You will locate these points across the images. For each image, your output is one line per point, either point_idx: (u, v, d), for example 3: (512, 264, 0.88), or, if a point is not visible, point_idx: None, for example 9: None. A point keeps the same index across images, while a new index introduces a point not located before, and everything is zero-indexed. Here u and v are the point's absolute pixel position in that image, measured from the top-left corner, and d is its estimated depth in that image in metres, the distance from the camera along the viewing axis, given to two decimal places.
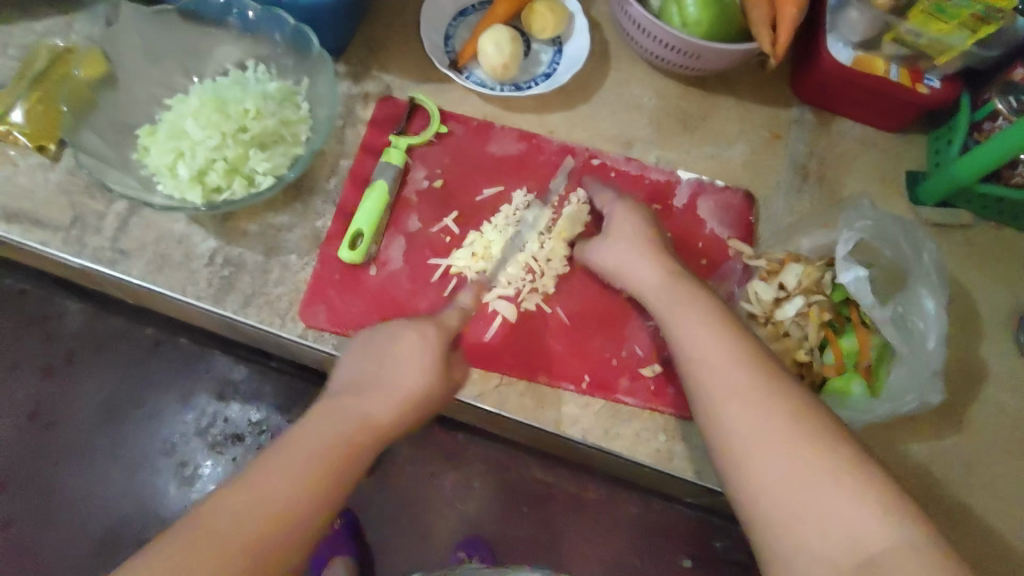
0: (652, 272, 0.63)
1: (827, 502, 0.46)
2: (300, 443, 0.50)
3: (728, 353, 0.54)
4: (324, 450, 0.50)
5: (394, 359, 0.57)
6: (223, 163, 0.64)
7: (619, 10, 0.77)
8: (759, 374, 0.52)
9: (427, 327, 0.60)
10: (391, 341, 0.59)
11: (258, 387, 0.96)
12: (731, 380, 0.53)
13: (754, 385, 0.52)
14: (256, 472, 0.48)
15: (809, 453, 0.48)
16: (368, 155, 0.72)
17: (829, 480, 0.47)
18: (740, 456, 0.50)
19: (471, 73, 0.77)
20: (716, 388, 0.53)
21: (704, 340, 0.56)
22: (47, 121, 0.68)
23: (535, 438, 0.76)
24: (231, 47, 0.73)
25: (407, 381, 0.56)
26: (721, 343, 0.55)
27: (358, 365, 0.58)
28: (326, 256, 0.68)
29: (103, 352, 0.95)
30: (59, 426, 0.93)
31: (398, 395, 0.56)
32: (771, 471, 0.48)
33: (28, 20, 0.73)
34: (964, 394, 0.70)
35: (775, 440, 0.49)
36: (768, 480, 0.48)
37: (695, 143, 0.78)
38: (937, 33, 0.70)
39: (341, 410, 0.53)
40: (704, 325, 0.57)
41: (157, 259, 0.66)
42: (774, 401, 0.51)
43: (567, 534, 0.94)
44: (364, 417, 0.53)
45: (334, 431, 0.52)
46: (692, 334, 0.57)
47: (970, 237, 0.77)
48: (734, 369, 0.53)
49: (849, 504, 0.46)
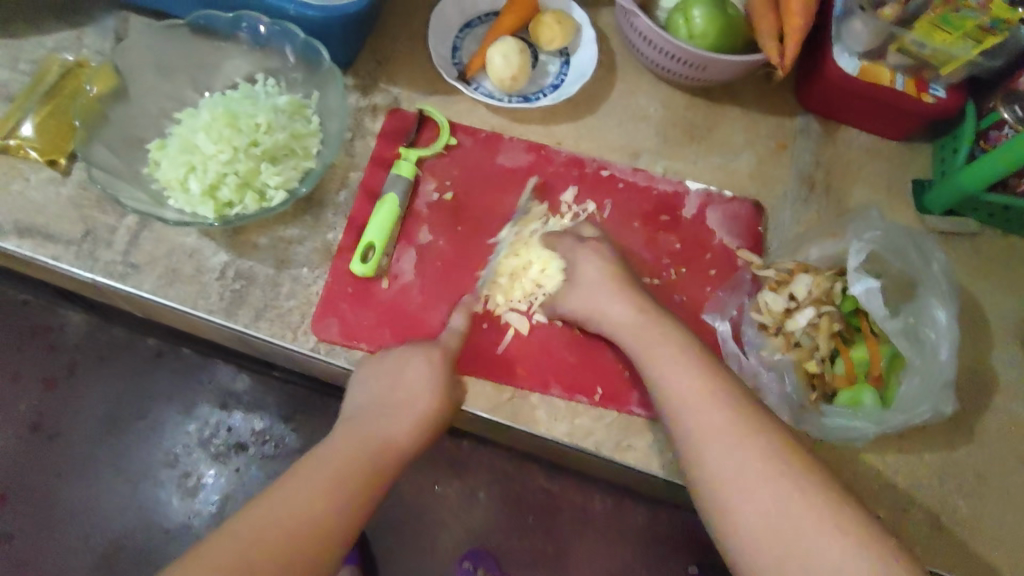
0: (623, 308, 0.64)
1: (809, 542, 0.49)
2: (331, 463, 0.55)
3: (705, 394, 0.57)
4: (350, 469, 0.55)
5: (407, 382, 0.62)
6: (235, 178, 0.64)
7: (625, 22, 0.77)
8: (736, 414, 0.55)
9: (425, 352, 0.64)
10: (400, 364, 0.63)
11: (261, 396, 0.95)
12: (709, 421, 0.55)
13: (733, 426, 0.54)
14: (283, 493, 0.53)
15: (790, 494, 0.51)
16: (379, 167, 0.72)
17: (810, 520, 0.50)
18: (725, 497, 0.52)
19: (479, 85, 0.77)
20: (696, 428, 0.55)
21: (683, 379, 0.58)
22: (58, 136, 0.68)
23: (543, 449, 0.75)
24: (241, 60, 0.74)
25: (422, 403, 0.61)
26: (698, 384, 0.57)
27: (375, 388, 0.62)
28: (338, 269, 0.68)
29: (105, 363, 0.95)
30: (60, 438, 0.92)
31: (416, 414, 0.61)
32: (756, 511, 0.51)
33: (37, 34, 0.73)
34: (974, 404, 0.71)
35: (758, 480, 0.52)
36: (751, 521, 0.51)
37: (702, 154, 0.78)
38: (942, 44, 0.71)
39: (361, 431, 0.59)
40: (679, 363, 0.59)
41: (168, 273, 0.66)
42: (752, 441, 0.53)
43: (573, 545, 0.93)
44: (385, 439, 0.59)
45: (358, 450, 0.57)
46: (670, 372, 0.59)
47: (978, 246, 0.78)
48: (709, 410, 0.56)
49: (829, 544, 0.49)
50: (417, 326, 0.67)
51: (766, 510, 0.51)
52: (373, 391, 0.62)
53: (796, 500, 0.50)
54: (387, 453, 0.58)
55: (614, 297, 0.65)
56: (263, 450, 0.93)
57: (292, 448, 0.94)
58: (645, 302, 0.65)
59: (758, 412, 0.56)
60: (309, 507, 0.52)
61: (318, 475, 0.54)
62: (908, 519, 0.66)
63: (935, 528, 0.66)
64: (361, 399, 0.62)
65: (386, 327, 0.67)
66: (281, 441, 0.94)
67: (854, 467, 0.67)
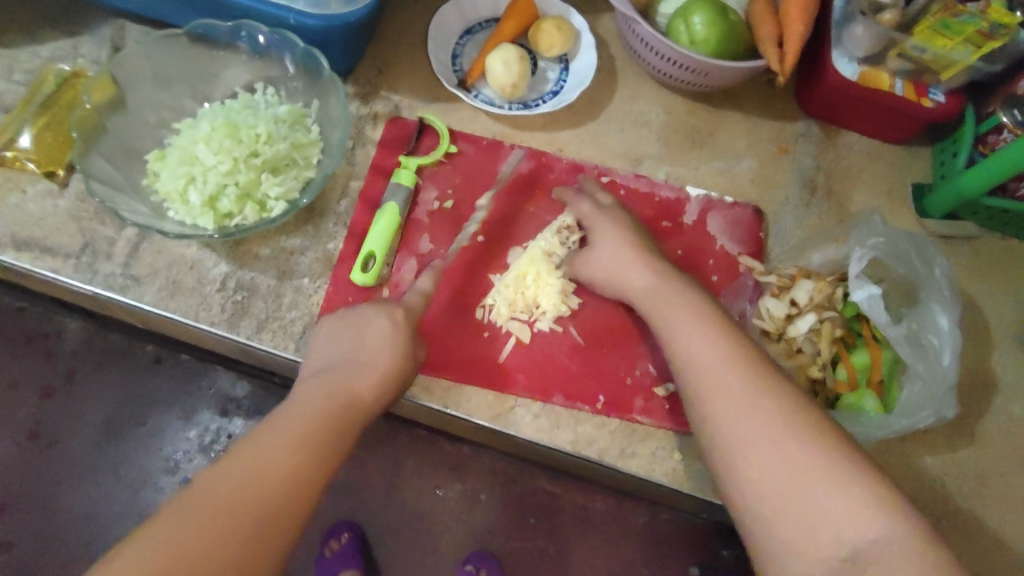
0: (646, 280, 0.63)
1: (818, 502, 0.46)
2: (297, 422, 0.50)
3: (721, 358, 0.54)
4: (317, 428, 0.50)
5: (378, 342, 0.58)
6: (234, 189, 0.64)
7: (625, 28, 0.77)
8: (753, 377, 0.52)
9: (395, 309, 0.60)
10: (361, 326, 0.59)
11: (260, 401, 0.94)
12: (717, 378, 0.53)
13: (748, 389, 0.52)
14: (243, 449, 0.48)
15: (800, 454, 0.48)
16: (379, 176, 0.72)
17: (819, 479, 0.47)
18: (729, 458, 0.51)
19: (479, 92, 0.77)
20: (705, 382, 0.54)
21: (703, 345, 0.55)
22: (56, 148, 0.68)
23: (546, 457, 0.76)
24: (240, 69, 0.73)
25: (387, 358, 0.57)
26: (705, 337, 0.56)
27: (341, 349, 0.58)
28: (339, 279, 0.68)
29: (103, 369, 0.94)
30: (58, 446, 0.91)
31: (381, 370, 0.56)
32: (759, 466, 0.49)
33: (33, 45, 0.72)
34: (976, 406, 0.71)
35: (763, 435, 0.50)
36: (756, 482, 0.49)
37: (703, 159, 0.78)
38: (941, 49, 0.71)
39: (325, 385, 0.54)
40: (694, 329, 0.57)
41: (169, 285, 0.66)
42: (765, 402, 0.51)
43: (576, 545, 0.92)
44: (349, 395, 0.54)
45: (326, 403, 0.52)
46: (686, 338, 0.57)
47: (977, 249, 0.78)
48: (728, 372, 0.53)
49: (838, 503, 0.46)
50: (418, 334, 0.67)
51: (773, 471, 0.48)
52: (337, 351, 0.58)
53: (806, 459, 0.48)
54: (351, 409, 0.53)
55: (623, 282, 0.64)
56: None
57: None
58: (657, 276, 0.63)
59: (772, 379, 0.53)
60: (278, 468, 0.47)
61: (285, 433, 0.49)
62: None
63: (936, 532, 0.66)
64: (324, 358, 0.58)
65: None
66: None
67: None
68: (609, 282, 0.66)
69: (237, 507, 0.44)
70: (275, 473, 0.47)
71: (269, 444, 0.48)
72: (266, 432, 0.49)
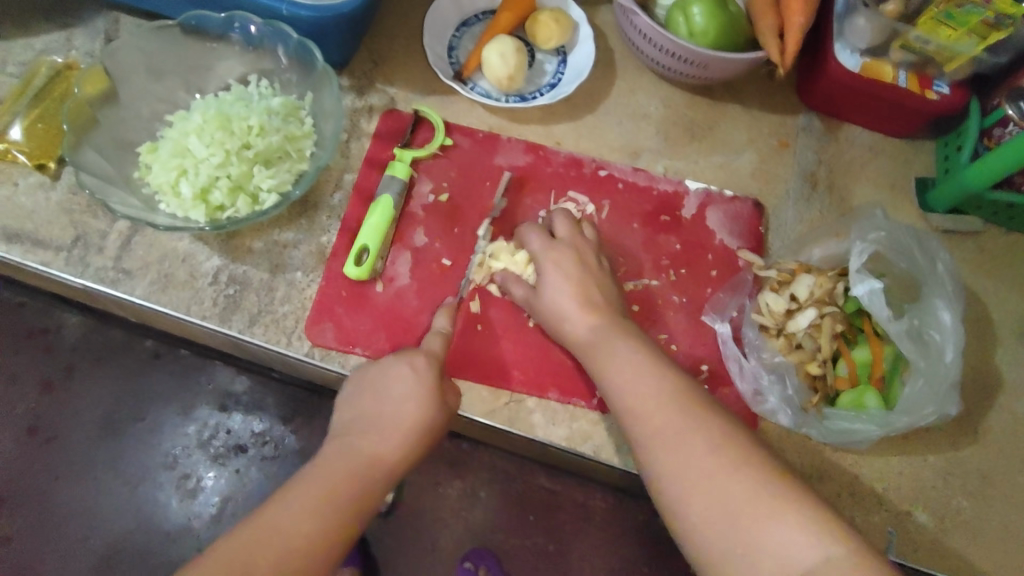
0: None
1: (756, 530, 0.47)
2: (320, 480, 0.52)
3: (653, 400, 0.54)
4: (336, 490, 0.52)
5: (392, 389, 0.58)
6: (227, 181, 0.64)
7: (623, 20, 0.76)
8: (679, 410, 0.53)
9: (417, 358, 0.60)
10: (383, 375, 0.59)
11: (260, 397, 0.90)
12: (659, 416, 0.53)
13: (682, 414, 0.53)
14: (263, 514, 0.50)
15: (735, 482, 0.49)
16: (374, 169, 0.71)
17: (751, 504, 0.48)
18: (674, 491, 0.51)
19: (475, 84, 0.76)
20: (648, 418, 0.54)
21: (637, 382, 0.56)
22: (47, 139, 0.68)
23: (538, 451, 0.75)
24: (234, 61, 0.73)
25: (411, 411, 0.57)
26: (642, 374, 0.56)
27: (363, 403, 0.58)
28: (332, 272, 0.67)
29: (103, 365, 0.90)
30: (58, 441, 0.88)
31: (405, 430, 0.57)
32: (703, 500, 0.49)
33: (26, 37, 0.72)
34: (980, 404, 0.70)
35: (703, 466, 0.50)
36: (695, 519, 0.49)
37: (703, 152, 0.77)
38: (945, 40, 0.70)
39: (350, 446, 0.55)
40: (633, 371, 0.57)
41: (161, 278, 0.65)
42: (694, 435, 0.52)
43: (575, 543, 0.91)
44: (372, 454, 0.55)
45: (347, 467, 0.54)
46: (626, 379, 0.56)
47: (982, 244, 0.77)
48: (656, 412, 0.54)
49: (776, 530, 0.47)
50: (413, 330, 0.66)
51: (710, 502, 0.49)
52: (358, 406, 0.58)
53: (741, 485, 0.49)
54: (375, 471, 0.55)
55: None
56: (262, 452, 0.89)
57: (291, 450, 0.89)
58: None
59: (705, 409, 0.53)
60: (292, 527, 0.50)
61: (307, 495, 0.51)
62: (912, 523, 0.65)
63: (938, 532, 0.65)
64: (346, 413, 0.58)
65: (382, 332, 0.66)
66: (281, 443, 0.89)
67: (854, 472, 0.66)
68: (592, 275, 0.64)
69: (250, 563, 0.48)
70: (291, 534, 0.49)
71: (289, 504, 0.51)
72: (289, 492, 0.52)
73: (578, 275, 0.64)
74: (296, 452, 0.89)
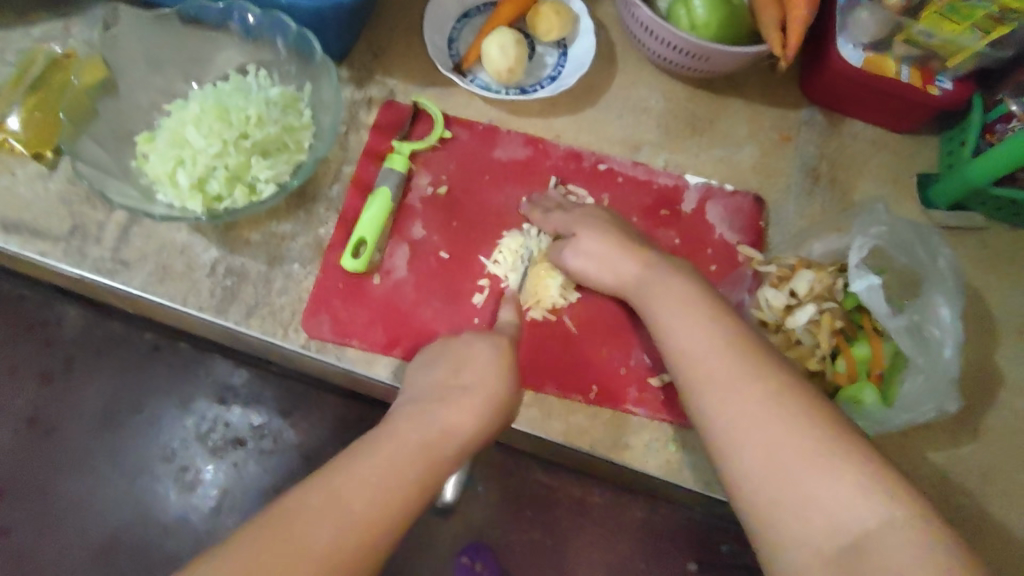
0: (634, 268, 0.63)
1: (808, 487, 0.48)
2: (370, 466, 0.51)
3: (707, 347, 0.55)
4: (376, 514, 0.49)
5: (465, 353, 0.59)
6: (224, 171, 0.63)
7: (625, 12, 0.75)
8: (734, 360, 0.54)
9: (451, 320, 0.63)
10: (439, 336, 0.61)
11: (258, 390, 0.88)
12: (707, 369, 0.54)
13: (738, 369, 0.53)
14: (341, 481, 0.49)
15: (792, 435, 0.50)
16: (371, 161, 0.71)
17: (810, 465, 0.48)
18: (729, 449, 0.52)
19: (475, 77, 0.75)
20: (706, 369, 0.55)
21: (691, 335, 0.56)
22: (45, 129, 0.67)
23: (542, 447, 0.75)
24: (232, 51, 0.72)
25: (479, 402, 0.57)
26: (695, 321, 0.57)
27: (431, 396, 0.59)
28: (329, 265, 0.67)
29: (100, 355, 0.88)
30: (57, 432, 0.86)
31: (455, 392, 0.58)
32: (758, 453, 0.50)
33: (24, 26, 0.72)
34: (982, 401, 0.69)
35: (767, 420, 0.51)
36: (750, 473, 0.50)
37: (704, 146, 0.77)
38: (951, 33, 0.68)
39: (398, 439, 0.53)
40: (685, 319, 0.58)
41: (159, 269, 0.65)
42: (748, 385, 0.52)
43: (570, 538, 0.86)
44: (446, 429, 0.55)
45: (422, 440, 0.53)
46: (677, 331, 0.58)
47: (986, 241, 0.76)
48: (709, 359, 0.55)
49: (831, 489, 0.48)
50: (410, 323, 0.66)
51: (764, 455, 0.50)
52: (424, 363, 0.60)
53: (801, 444, 0.49)
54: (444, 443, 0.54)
55: (621, 272, 0.64)
56: (260, 446, 0.87)
57: (290, 444, 0.87)
58: (656, 264, 0.62)
59: (750, 366, 0.53)
60: (324, 551, 0.46)
61: (333, 519, 0.47)
62: None
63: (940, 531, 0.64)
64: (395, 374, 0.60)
65: (379, 325, 0.66)
66: (279, 436, 0.87)
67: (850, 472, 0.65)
68: (597, 273, 0.65)
69: (312, 525, 0.47)
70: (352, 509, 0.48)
71: (314, 520, 0.47)
72: (316, 491, 0.49)
73: (590, 260, 0.65)
74: (295, 446, 0.87)
